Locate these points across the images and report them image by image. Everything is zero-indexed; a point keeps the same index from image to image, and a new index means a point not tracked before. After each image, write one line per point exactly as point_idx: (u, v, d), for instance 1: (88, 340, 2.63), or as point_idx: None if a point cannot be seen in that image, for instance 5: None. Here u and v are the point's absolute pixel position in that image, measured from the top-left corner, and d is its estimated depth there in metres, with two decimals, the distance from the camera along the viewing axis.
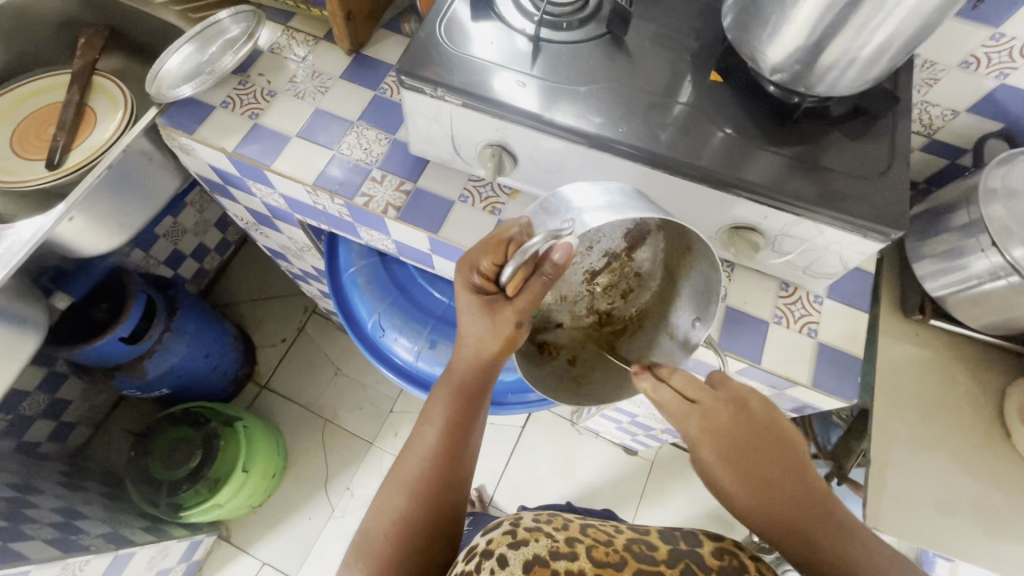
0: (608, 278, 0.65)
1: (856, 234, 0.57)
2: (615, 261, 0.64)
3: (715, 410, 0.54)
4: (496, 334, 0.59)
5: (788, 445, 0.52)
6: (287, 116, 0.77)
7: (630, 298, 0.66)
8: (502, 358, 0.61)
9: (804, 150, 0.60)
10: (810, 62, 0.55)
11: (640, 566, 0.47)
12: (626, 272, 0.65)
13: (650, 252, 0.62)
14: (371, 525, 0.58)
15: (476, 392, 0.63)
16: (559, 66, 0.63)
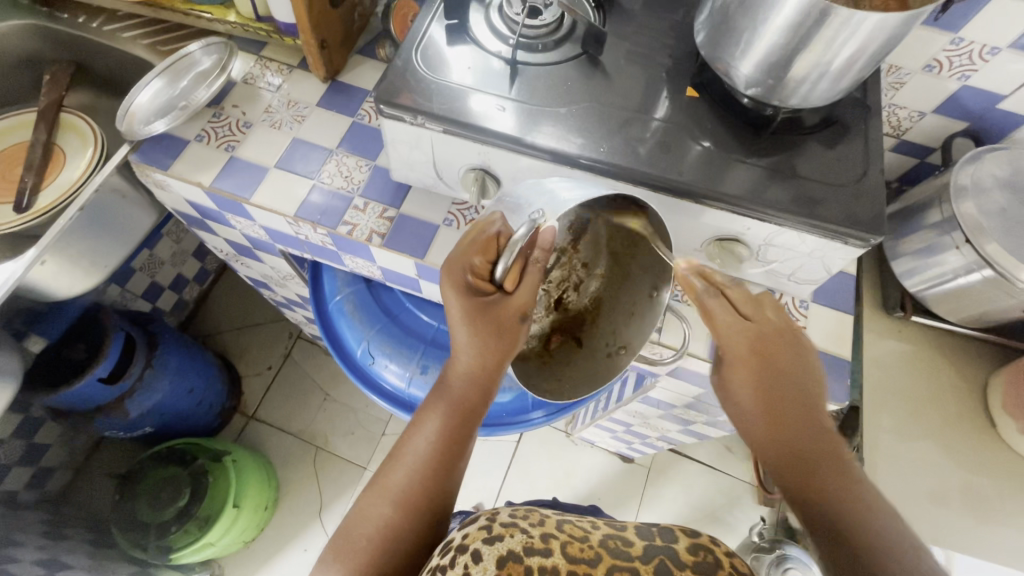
0: (559, 273, 0.70)
1: (836, 241, 0.58)
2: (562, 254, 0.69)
3: (757, 329, 0.55)
4: (494, 340, 0.58)
5: (810, 377, 0.55)
6: (264, 147, 0.76)
7: (582, 290, 0.70)
8: (501, 369, 0.61)
9: (782, 160, 0.61)
10: (783, 75, 0.56)
11: (614, 562, 0.50)
12: (574, 265, 0.69)
13: (592, 238, 0.67)
14: (352, 527, 0.57)
15: (474, 408, 0.62)
16: (538, 88, 0.63)
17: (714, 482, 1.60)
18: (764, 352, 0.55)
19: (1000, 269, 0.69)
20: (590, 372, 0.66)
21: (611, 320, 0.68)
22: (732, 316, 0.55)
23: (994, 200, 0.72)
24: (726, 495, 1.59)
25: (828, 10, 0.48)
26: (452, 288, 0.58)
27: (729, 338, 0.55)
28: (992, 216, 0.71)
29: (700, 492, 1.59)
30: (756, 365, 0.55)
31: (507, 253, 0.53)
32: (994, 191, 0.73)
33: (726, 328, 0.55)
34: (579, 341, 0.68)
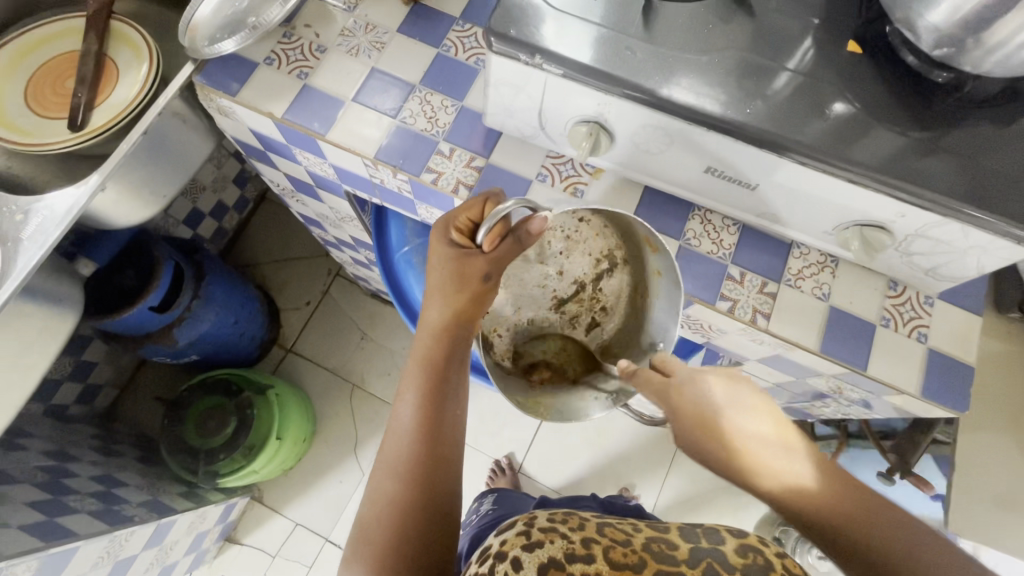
0: (574, 308, 0.71)
1: (1008, 241, 0.50)
2: (584, 291, 0.70)
3: (776, 438, 0.50)
4: (463, 292, 0.58)
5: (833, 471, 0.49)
6: (340, 77, 0.68)
7: (594, 332, 0.71)
8: (473, 320, 0.59)
9: (954, 138, 0.52)
10: (984, 37, 0.46)
11: (660, 567, 0.47)
12: (592, 305, 0.71)
13: (615, 281, 0.68)
14: (366, 516, 0.55)
15: (450, 358, 0.59)
16: (672, 30, 0.54)
17: None
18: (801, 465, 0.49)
19: None
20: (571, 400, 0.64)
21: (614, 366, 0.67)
22: (751, 431, 0.50)
23: None
24: None
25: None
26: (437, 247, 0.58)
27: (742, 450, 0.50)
28: None
29: None
30: (788, 468, 0.49)
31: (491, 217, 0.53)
32: None
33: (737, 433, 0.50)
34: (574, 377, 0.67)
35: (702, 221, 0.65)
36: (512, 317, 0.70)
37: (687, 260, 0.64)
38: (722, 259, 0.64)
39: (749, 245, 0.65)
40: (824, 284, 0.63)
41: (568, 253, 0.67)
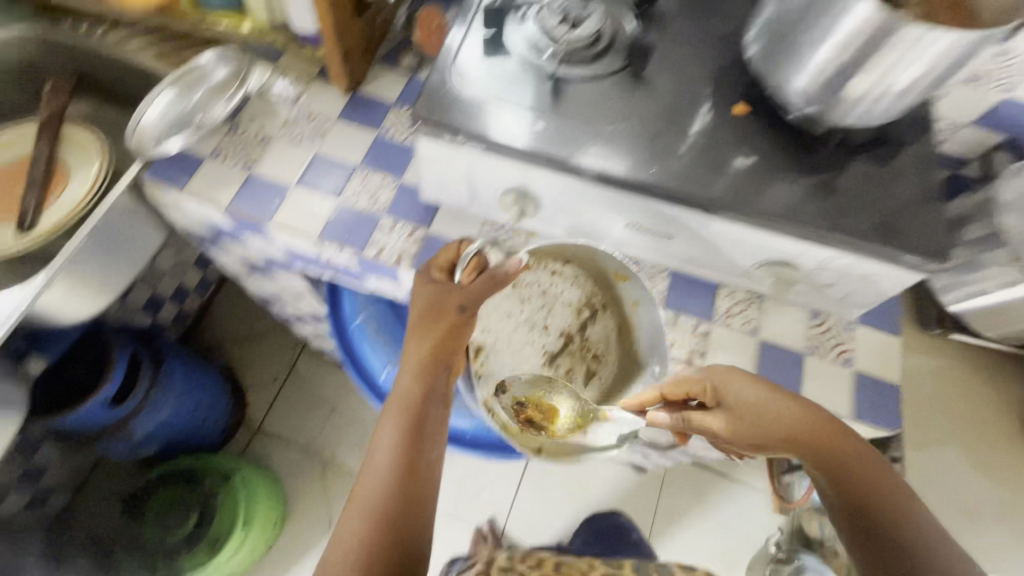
0: (568, 362, 0.70)
1: (894, 266, 0.56)
2: (573, 342, 0.70)
3: (772, 404, 0.56)
4: (444, 326, 0.60)
5: (858, 445, 0.55)
6: (285, 164, 0.73)
7: (593, 383, 0.69)
8: (453, 356, 0.62)
9: (838, 179, 0.58)
10: (842, 96, 0.54)
11: None
12: (585, 356, 0.70)
13: (602, 329, 0.70)
14: (331, 552, 0.52)
15: (431, 391, 0.59)
16: (581, 105, 0.60)
17: (729, 493, 1.58)
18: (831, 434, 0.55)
19: None
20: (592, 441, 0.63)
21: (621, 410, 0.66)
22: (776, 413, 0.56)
23: None
24: (742, 505, 1.56)
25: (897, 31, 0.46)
26: (422, 286, 0.62)
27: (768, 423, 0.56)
28: None
29: (715, 502, 1.57)
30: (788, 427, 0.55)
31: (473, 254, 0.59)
32: None
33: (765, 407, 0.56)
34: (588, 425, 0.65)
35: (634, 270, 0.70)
36: (509, 378, 0.69)
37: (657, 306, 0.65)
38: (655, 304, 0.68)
39: (679, 290, 0.69)
40: (752, 319, 0.67)
41: (549, 308, 0.71)
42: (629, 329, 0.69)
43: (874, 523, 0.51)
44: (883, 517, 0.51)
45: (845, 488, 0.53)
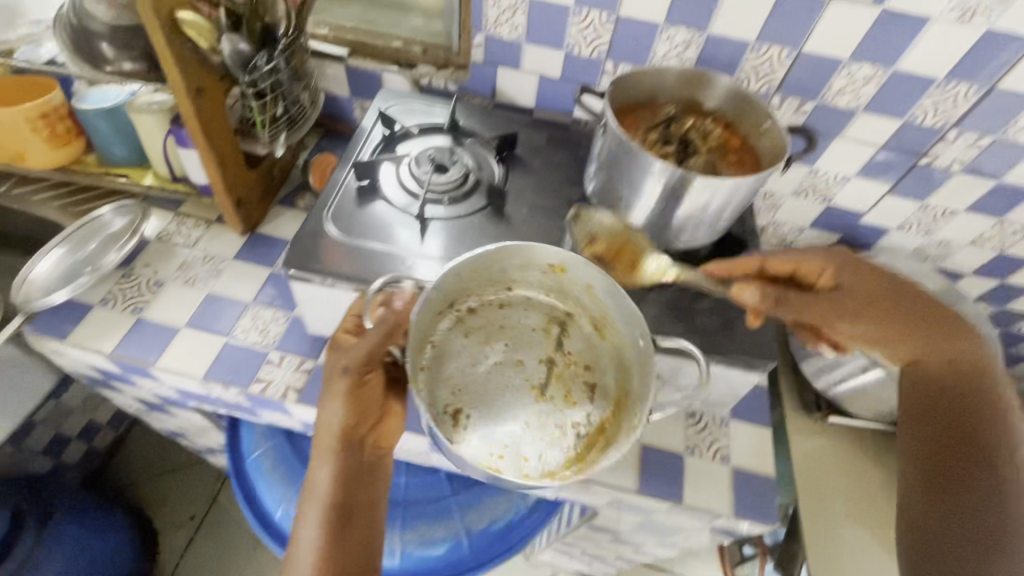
0: (559, 389, 0.62)
1: (736, 367, 0.61)
2: (556, 365, 0.63)
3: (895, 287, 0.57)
4: (358, 396, 0.54)
5: (979, 361, 0.53)
6: (176, 306, 0.74)
7: (598, 400, 0.61)
8: (370, 423, 0.56)
9: (681, 292, 0.65)
10: (665, 223, 0.62)
11: None
12: (575, 376, 0.63)
13: (578, 341, 0.65)
14: None
15: (357, 471, 0.54)
16: (448, 241, 0.66)
17: None
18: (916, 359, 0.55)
19: (890, 369, 0.76)
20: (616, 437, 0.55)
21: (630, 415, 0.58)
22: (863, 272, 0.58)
23: None
24: None
25: (692, 179, 0.56)
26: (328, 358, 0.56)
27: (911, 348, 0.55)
28: None
29: None
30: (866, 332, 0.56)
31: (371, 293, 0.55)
32: None
33: (887, 324, 0.56)
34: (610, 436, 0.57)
35: None
36: (492, 418, 0.59)
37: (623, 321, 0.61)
38: None
39: None
40: None
41: (513, 333, 0.64)
42: (630, 356, 0.60)
43: (939, 441, 0.51)
44: (957, 441, 0.50)
45: (939, 410, 0.52)
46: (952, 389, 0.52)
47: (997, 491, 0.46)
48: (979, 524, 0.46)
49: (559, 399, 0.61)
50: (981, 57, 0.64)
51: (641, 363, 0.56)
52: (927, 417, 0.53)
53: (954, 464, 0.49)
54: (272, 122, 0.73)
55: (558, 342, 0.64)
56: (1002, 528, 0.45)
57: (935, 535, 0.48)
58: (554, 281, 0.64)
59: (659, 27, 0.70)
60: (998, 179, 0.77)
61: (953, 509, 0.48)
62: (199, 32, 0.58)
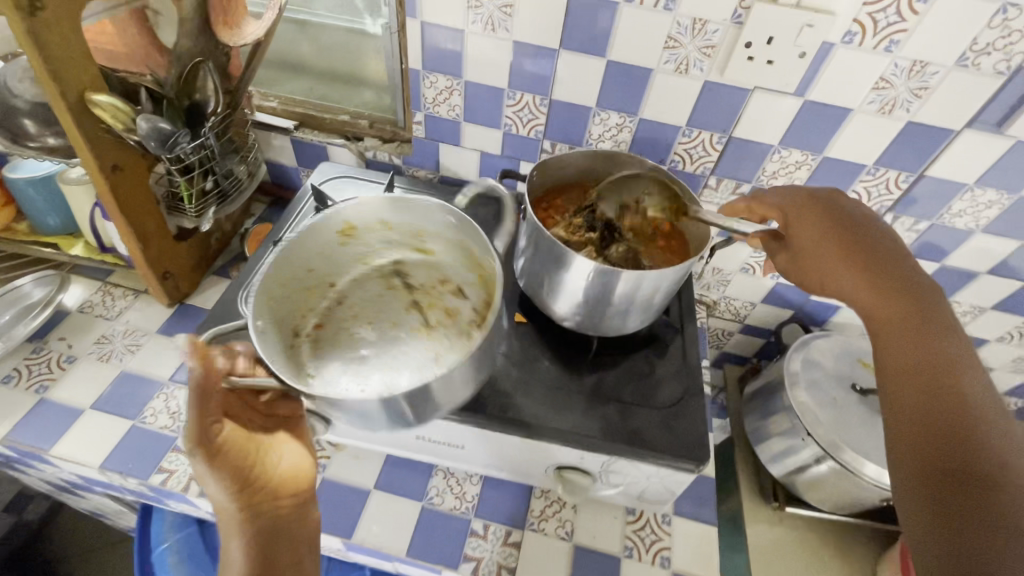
0: (430, 314, 0.71)
1: (667, 469, 0.56)
2: (418, 300, 0.72)
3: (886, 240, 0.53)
4: (230, 445, 0.49)
5: (925, 289, 0.50)
6: (85, 385, 0.70)
7: (460, 292, 0.72)
8: (263, 468, 0.51)
9: (607, 383, 0.64)
10: (592, 311, 0.60)
11: None
12: (434, 288, 0.73)
13: (409, 259, 0.75)
14: None
15: (271, 528, 0.48)
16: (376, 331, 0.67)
17: None
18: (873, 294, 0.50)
19: (839, 459, 0.72)
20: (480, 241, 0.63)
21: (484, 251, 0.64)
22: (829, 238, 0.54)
23: (824, 389, 0.78)
24: None
25: (615, 273, 0.54)
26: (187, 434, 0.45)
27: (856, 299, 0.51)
28: (825, 407, 0.76)
29: None
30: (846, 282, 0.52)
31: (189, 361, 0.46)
32: (823, 381, 0.79)
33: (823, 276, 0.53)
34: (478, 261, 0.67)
35: (444, 476, 0.68)
36: (372, 347, 0.67)
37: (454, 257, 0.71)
38: (465, 513, 0.65)
39: (491, 495, 0.67)
40: (566, 521, 0.66)
41: (356, 299, 0.72)
42: (452, 236, 0.68)
43: (910, 380, 0.46)
44: (925, 376, 0.45)
45: (902, 377, 0.46)
46: (908, 320, 0.48)
47: (978, 419, 0.42)
48: (965, 460, 0.40)
49: (433, 299, 0.73)
50: (906, 146, 0.64)
51: (467, 231, 0.64)
52: (895, 360, 0.47)
53: (938, 399, 0.43)
54: (201, 195, 0.71)
55: (393, 267, 0.75)
56: (1000, 465, 0.39)
57: (943, 476, 0.40)
58: (353, 247, 0.70)
59: (592, 110, 0.70)
60: (941, 261, 0.76)
61: (950, 459, 0.40)
62: (114, 116, 0.57)
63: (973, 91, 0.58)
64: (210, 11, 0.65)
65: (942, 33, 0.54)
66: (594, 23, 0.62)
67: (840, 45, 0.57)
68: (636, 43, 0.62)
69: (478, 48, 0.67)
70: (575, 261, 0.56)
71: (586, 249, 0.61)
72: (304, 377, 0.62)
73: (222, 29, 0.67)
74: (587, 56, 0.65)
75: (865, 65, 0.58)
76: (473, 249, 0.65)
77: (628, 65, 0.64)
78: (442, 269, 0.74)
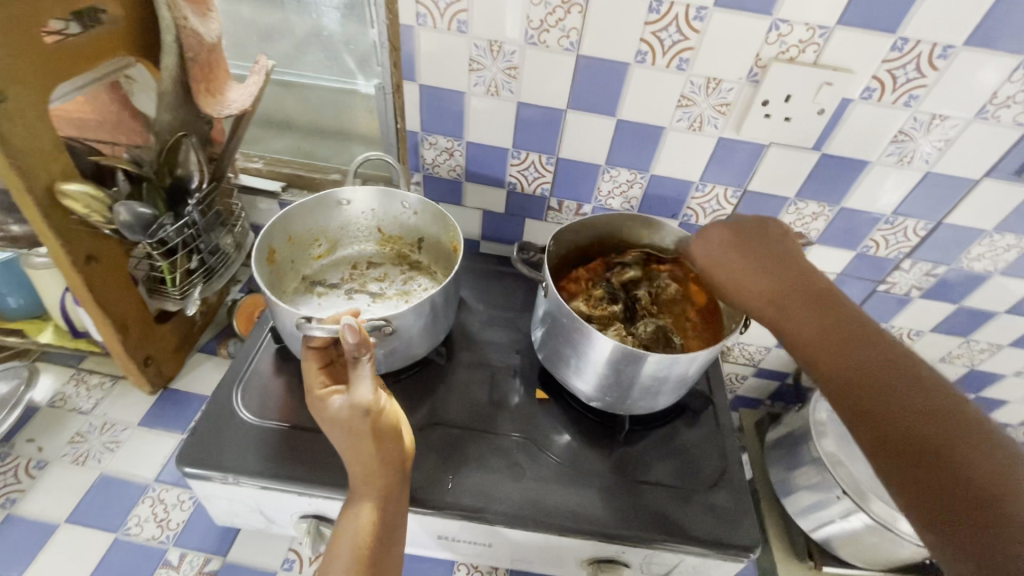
0: (359, 286, 0.67)
1: (713, 558, 0.53)
2: (342, 287, 0.67)
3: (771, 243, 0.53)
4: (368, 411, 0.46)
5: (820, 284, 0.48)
6: (58, 495, 0.62)
7: (372, 264, 0.71)
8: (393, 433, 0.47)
9: (636, 463, 0.60)
10: (620, 393, 0.56)
11: None
12: (356, 276, 0.69)
13: (317, 267, 0.69)
14: None
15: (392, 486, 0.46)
16: None
17: None
18: (783, 286, 0.49)
19: (878, 517, 0.69)
20: (442, 221, 0.65)
21: (414, 224, 0.69)
22: (738, 253, 0.53)
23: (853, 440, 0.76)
24: None
25: (649, 356, 0.51)
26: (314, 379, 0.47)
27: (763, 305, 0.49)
28: (856, 460, 0.74)
29: None
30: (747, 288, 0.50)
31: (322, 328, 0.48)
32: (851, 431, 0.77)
33: (740, 284, 0.51)
34: (418, 239, 0.70)
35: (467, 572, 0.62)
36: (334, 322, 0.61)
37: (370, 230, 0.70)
38: None
39: None
40: None
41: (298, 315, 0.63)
42: (363, 215, 0.68)
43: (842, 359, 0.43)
44: (863, 362, 0.42)
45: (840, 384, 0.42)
46: (810, 304, 0.47)
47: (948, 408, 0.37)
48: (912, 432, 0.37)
49: (363, 282, 0.68)
50: (925, 197, 0.63)
51: (388, 201, 0.66)
52: (806, 342, 0.45)
53: (877, 377, 0.40)
54: (186, 276, 0.66)
55: (307, 276, 0.68)
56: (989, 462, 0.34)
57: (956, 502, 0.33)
58: (276, 273, 0.64)
59: (601, 168, 0.67)
60: (958, 303, 0.75)
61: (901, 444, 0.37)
62: (86, 205, 0.52)
63: (994, 143, 0.57)
64: (189, 79, 0.60)
65: (961, 88, 0.53)
66: (604, 84, 0.59)
67: (859, 101, 0.56)
68: (647, 103, 0.60)
69: (480, 110, 0.64)
70: (600, 342, 0.52)
71: (610, 322, 0.59)
72: None
73: (204, 97, 0.61)
74: (596, 116, 0.62)
75: (884, 120, 0.57)
76: (386, 228, 0.70)
77: (639, 123, 0.62)
78: (354, 259, 0.71)
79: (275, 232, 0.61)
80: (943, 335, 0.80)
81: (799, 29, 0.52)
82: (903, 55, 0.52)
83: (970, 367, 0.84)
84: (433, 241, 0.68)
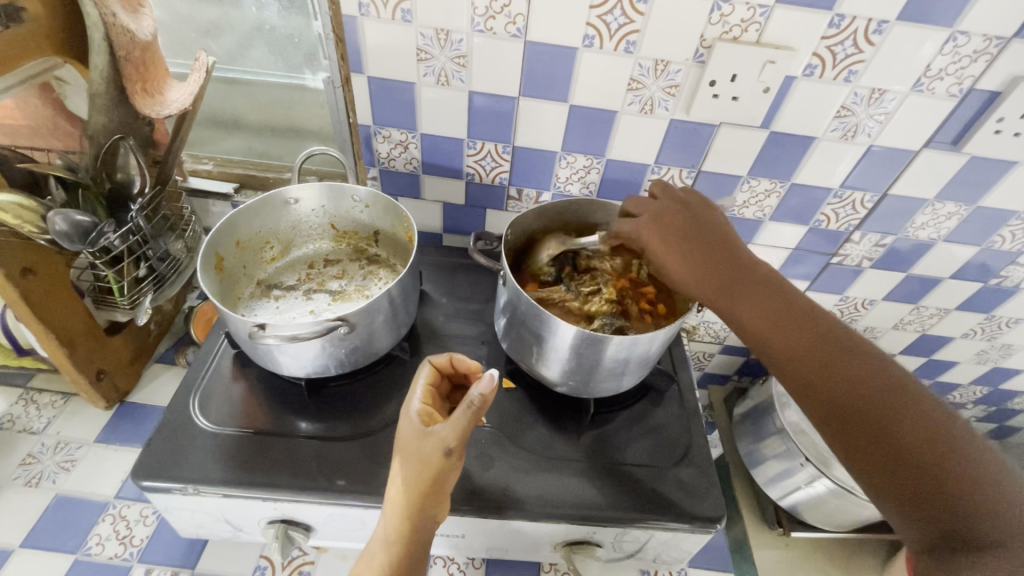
0: (316, 286, 0.66)
1: (683, 532, 0.55)
2: (297, 288, 0.66)
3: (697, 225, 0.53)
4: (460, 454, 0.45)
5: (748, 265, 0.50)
6: (10, 520, 0.60)
7: (328, 261, 0.69)
8: (449, 480, 0.45)
9: (606, 445, 0.61)
10: (585, 376, 0.57)
11: None
12: (313, 275, 0.67)
13: (270, 267, 0.68)
14: None
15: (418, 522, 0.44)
16: (343, 411, 0.59)
17: None
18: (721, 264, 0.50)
19: (841, 481, 0.71)
20: (394, 210, 0.64)
21: (367, 217, 0.67)
22: (693, 240, 0.52)
23: None
24: None
25: (608, 338, 0.51)
26: (419, 385, 0.50)
27: (701, 285, 0.50)
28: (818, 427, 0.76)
29: None
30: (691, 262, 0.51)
31: (299, 335, 0.47)
32: None
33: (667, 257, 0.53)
34: (374, 232, 0.69)
35: (444, 565, 0.63)
36: (290, 319, 0.61)
37: (324, 226, 0.68)
38: None
39: None
40: None
41: (253, 310, 0.63)
42: (313, 212, 0.67)
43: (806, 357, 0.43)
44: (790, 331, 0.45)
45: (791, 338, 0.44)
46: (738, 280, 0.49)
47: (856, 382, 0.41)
48: (895, 442, 0.37)
49: (321, 281, 0.66)
50: (870, 170, 0.65)
51: (339, 196, 0.65)
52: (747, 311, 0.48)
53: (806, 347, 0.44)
54: (135, 284, 0.63)
55: (262, 280, 0.66)
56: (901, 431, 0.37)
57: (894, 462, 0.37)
58: (227, 278, 0.63)
59: (557, 154, 0.67)
60: (907, 271, 0.77)
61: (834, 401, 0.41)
62: (17, 217, 0.50)
63: (931, 113, 0.58)
64: (124, 80, 0.57)
65: (897, 62, 0.55)
66: (554, 69, 0.59)
67: (802, 78, 0.57)
68: (599, 87, 0.60)
69: (432, 100, 0.63)
70: (562, 327, 0.52)
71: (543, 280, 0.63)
72: (279, 366, 0.53)
73: (140, 98, 0.58)
74: (548, 102, 0.62)
75: (827, 96, 0.58)
76: (340, 224, 0.69)
77: (592, 108, 0.62)
78: (309, 256, 0.69)
79: (220, 235, 0.59)
80: (894, 302, 0.83)
81: (741, 8, 0.52)
82: (841, 31, 0.53)
83: (922, 332, 0.87)
84: (389, 234, 0.67)
